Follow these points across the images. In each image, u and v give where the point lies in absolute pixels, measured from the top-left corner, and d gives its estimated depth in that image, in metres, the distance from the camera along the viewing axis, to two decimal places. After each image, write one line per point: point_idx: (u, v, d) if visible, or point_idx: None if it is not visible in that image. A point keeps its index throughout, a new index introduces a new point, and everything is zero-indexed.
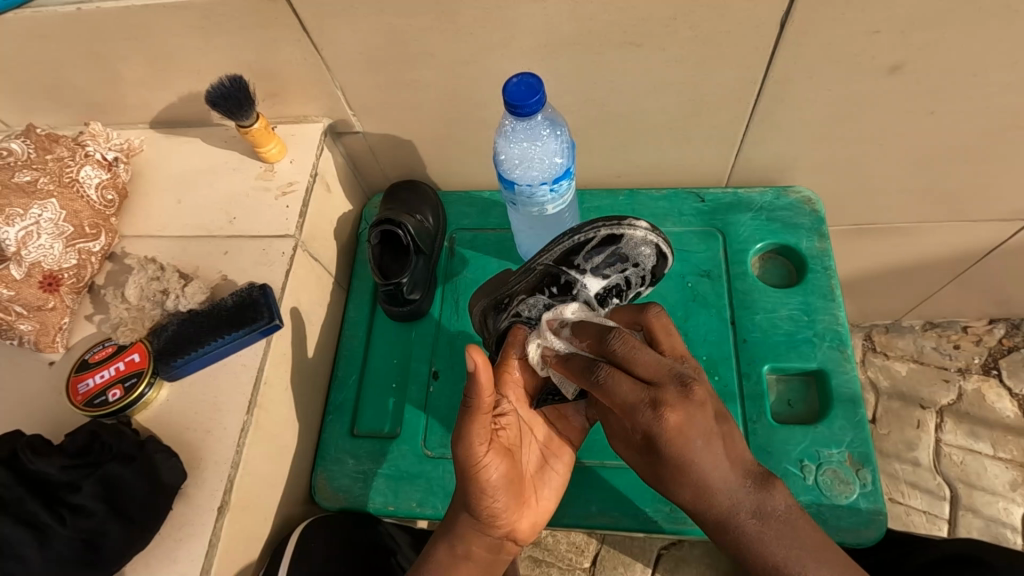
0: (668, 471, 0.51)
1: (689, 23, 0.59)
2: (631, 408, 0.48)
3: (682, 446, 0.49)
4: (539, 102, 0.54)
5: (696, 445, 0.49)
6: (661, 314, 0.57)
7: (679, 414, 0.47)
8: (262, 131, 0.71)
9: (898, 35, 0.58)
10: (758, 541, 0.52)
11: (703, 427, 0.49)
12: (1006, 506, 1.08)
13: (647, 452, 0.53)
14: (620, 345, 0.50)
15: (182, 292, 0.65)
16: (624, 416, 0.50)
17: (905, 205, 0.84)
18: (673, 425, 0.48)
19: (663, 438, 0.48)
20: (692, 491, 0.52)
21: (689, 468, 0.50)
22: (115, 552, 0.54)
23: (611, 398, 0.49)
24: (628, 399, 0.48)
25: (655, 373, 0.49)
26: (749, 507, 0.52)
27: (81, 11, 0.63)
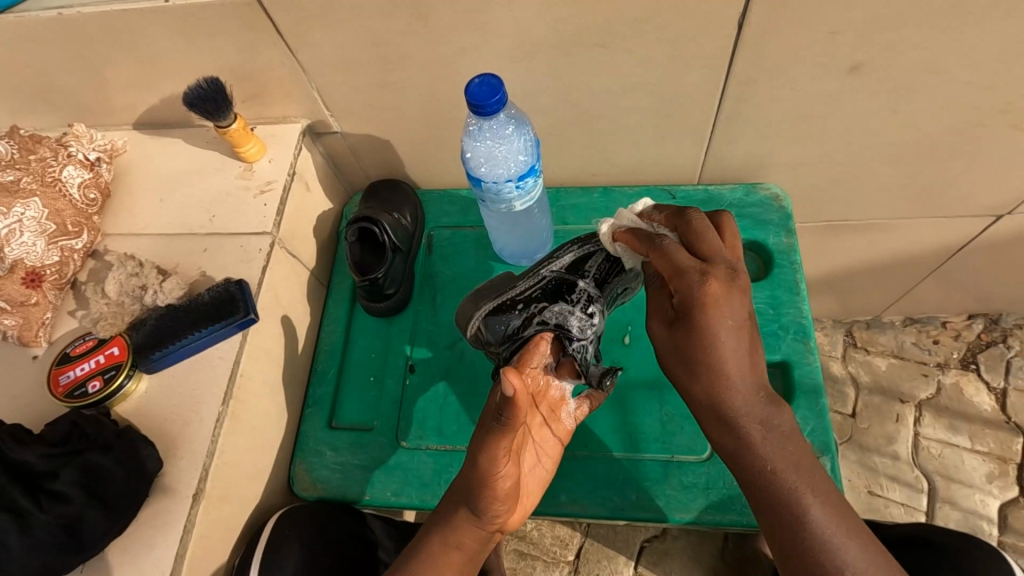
0: (698, 351, 0.52)
1: (651, 25, 0.61)
2: (678, 273, 0.53)
3: (712, 317, 0.51)
4: (500, 102, 0.56)
5: (722, 327, 0.51)
6: (732, 217, 0.59)
7: (721, 286, 0.51)
8: (240, 132, 0.73)
9: (852, 35, 0.59)
10: (762, 447, 0.52)
11: (739, 313, 0.51)
12: (983, 498, 1.09)
13: (677, 324, 0.54)
14: (696, 220, 0.56)
15: (161, 287, 0.67)
16: (671, 279, 0.54)
17: (875, 202, 0.86)
18: (713, 295, 0.51)
19: (698, 304, 0.51)
20: (704, 386, 0.53)
21: (710, 345, 0.52)
22: (96, 537, 0.56)
23: (665, 259, 0.54)
24: (687, 270, 0.52)
25: (710, 253, 0.54)
26: (758, 414, 0.52)
27: (63, 16, 0.65)
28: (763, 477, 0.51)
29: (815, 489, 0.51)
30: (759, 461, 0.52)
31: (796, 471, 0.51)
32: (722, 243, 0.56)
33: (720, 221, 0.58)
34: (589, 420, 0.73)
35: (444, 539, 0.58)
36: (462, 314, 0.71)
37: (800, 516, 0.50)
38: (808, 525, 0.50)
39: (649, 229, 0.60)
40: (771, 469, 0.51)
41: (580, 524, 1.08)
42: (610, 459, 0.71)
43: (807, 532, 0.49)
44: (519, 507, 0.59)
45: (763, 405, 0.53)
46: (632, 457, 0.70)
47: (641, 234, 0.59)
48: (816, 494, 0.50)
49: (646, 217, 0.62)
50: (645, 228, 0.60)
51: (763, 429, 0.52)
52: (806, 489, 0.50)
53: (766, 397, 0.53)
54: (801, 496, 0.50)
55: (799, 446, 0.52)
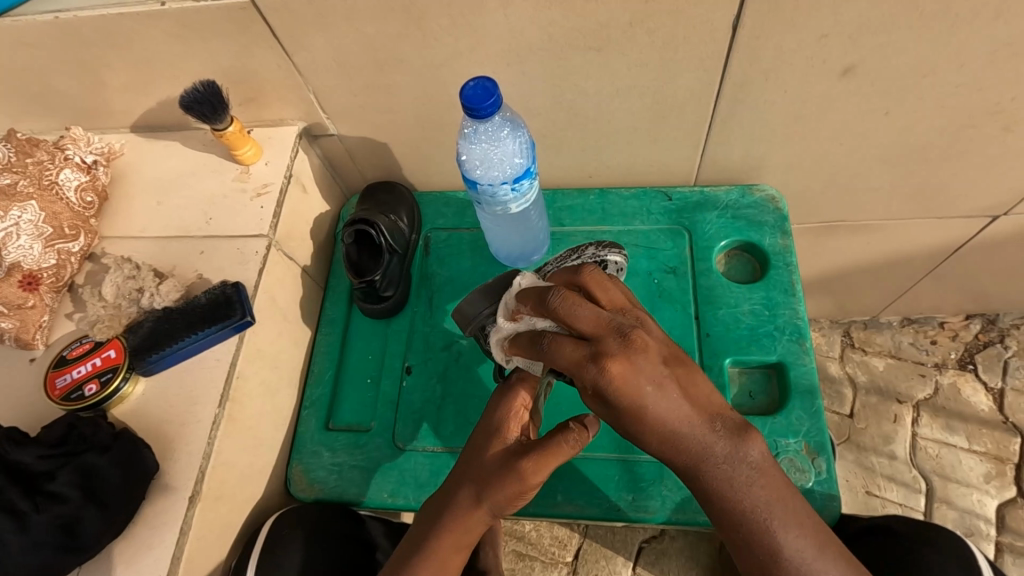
0: (631, 426, 0.50)
1: (644, 28, 0.61)
2: (577, 367, 0.49)
3: (629, 394, 0.48)
4: (495, 105, 0.56)
5: (647, 392, 0.48)
6: (595, 270, 0.55)
7: (621, 362, 0.48)
8: (237, 134, 0.73)
9: (846, 38, 0.60)
10: (731, 488, 0.50)
11: (652, 372, 0.48)
12: (980, 498, 1.10)
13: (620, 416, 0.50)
14: (560, 303, 0.51)
15: (158, 290, 0.67)
16: (575, 376, 0.50)
17: (870, 203, 0.86)
18: (618, 375, 0.47)
19: (608, 390, 0.48)
20: (656, 442, 0.50)
21: (643, 415, 0.48)
22: (92, 537, 0.56)
23: (555, 361, 0.51)
24: (584, 375, 0.49)
25: (594, 331, 0.49)
26: (721, 453, 0.50)
27: (59, 20, 0.65)
28: (734, 516, 0.51)
29: (787, 524, 0.51)
30: (727, 500, 0.51)
31: (768, 506, 0.51)
32: (592, 310, 0.50)
33: (583, 276, 0.54)
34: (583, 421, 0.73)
35: (456, 541, 0.56)
36: (463, 311, 0.67)
37: (773, 547, 0.50)
38: (783, 560, 0.50)
39: (527, 324, 0.56)
40: (742, 506, 0.50)
41: (578, 525, 1.08)
42: (605, 460, 0.71)
43: (780, 565, 0.50)
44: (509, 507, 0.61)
45: (723, 444, 0.50)
46: (628, 458, 0.71)
47: (524, 338, 0.55)
48: (788, 530, 0.50)
49: (517, 315, 0.58)
50: (523, 329, 0.57)
51: (730, 466, 0.50)
52: (781, 527, 0.50)
53: (726, 432, 0.50)
54: (774, 528, 0.50)
55: (768, 473, 0.51)
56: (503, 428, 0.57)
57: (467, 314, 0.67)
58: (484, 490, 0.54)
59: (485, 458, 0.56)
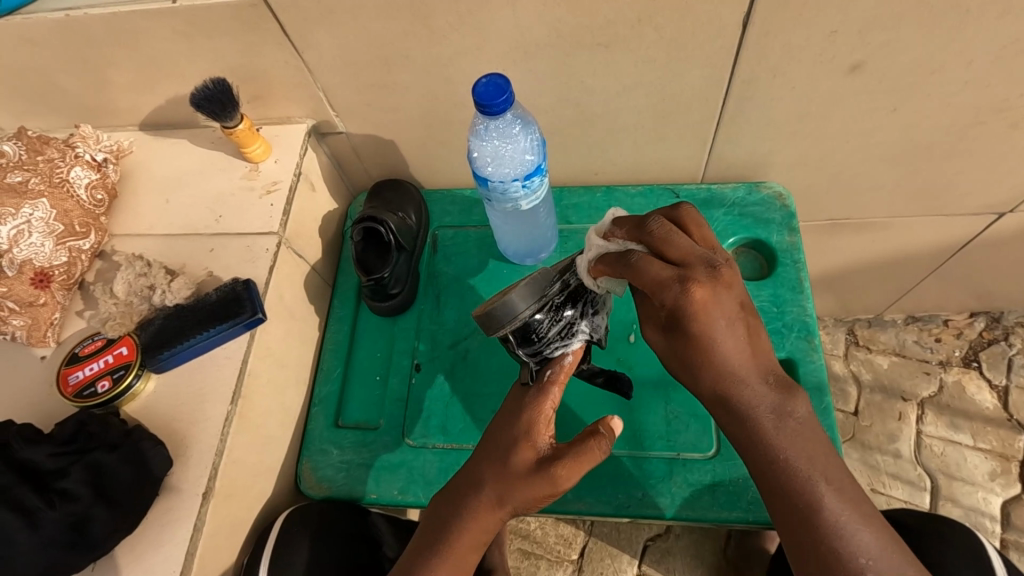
0: (694, 355, 0.52)
1: (655, 26, 0.61)
2: (657, 286, 0.51)
3: (705, 323, 0.50)
4: (507, 102, 0.56)
5: (718, 325, 0.51)
6: (692, 208, 0.57)
7: (707, 289, 0.50)
8: (247, 132, 0.74)
9: (855, 35, 0.60)
10: (777, 437, 0.51)
11: (730, 307, 0.51)
12: (985, 496, 1.10)
13: (670, 330, 0.53)
14: (659, 228, 0.54)
15: (169, 287, 0.67)
16: (654, 293, 0.52)
17: (876, 201, 0.86)
18: (700, 300, 0.50)
19: (687, 313, 0.50)
20: (711, 376, 0.52)
21: (712, 348, 0.51)
22: (103, 535, 0.56)
23: (641, 277, 0.52)
24: (664, 291, 0.51)
25: (688, 257, 0.52)
26: (768, 405, 0.52)
27: (70, 18, 0.65)
28: (774, 465, 0.51)
29: (828, 475, 0.50)
30: (771, 449, 0.51)
31: (809, 467, 0.50)
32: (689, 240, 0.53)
33: (680, 212, 0.56)
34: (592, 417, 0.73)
35: (473, 540, 0.56)
36: (492, 313, 0.60)
37: (812, 500, 0.49)
38: (824, 510, 0.49)
39: (617, 247, 0.57)
40: (779, 455, 0.51)
41: (584, 523, 1.08)
42: (614, 457, 0.71)
43: (821, 519, 0.49)
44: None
45: (773, 395, 0.52)
46: (637, 455, 0.71)
47: (611, 257, 0.56)
48: (829, 480, 0.50)
49: (608, 237, 0.58)
50: (614, 249, 0.57)
51: (777, 420, 0.51)
52: (821, 480, 0.50)
53: (776, 385, 0.52)
54: (815, 481, 0.50)
55: (810, 436, 0.51)
56: (533, 433, 0.57)
57: (496, 317, 0.60)
58: (510, 491, 0.55)
59: (512, 458, 0.56)
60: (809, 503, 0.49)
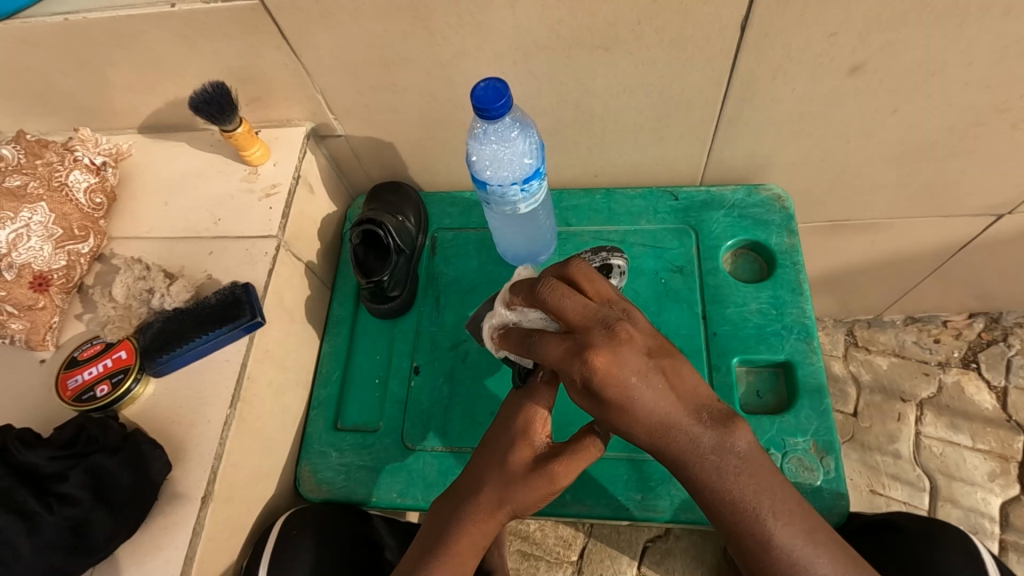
0: (613, 415, 0.50)
1: (654, 27, 0.61)
2: (562, 363, 0.50)
3: (618, 387, 0.49)
4: (505, 105, 0.56)
5: (633, 384, 0.49)
6: (583, 265, 0.55)
7: (605, 353, 0.49)
8: (246, 135, 0.74)
9: (855, 37, 0.60)
10: (720, 477, 0.50)
11: (637, 363, 0.49)
12: (984, 496, 1.10)
13: (596, 401, 0.51)
14: (549, 295, 0.52)
15: (168, 290, 0.67)
16: (561, 371, 0.51)
17: (875, 202, 0.86)
18: (603, 368, 0.48)
19: (597, 382, 0.49)
20: (644, 433, 0.50)
21: (631, 406, 0.49)
22: (103, 538, 0.56)
23: (541, 356, 0.53)
24: (564, 369, 0.50)
25: (581, 321, 0.51)
26: (709, 444, 0.50)
27: (69, 21, 0.65)
28: (722, 505, 0.50)
29: (776, 510, 0.49)
30: (718, 490, 0.50)
31: (755, 496, 0.49)
32: (580, 299, 0.52)
33: (569, 269, 0.55)
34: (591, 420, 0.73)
35: (472, 539, 0.56)
36: (487, 312, 0.62)
37: (762, 538, 0.49)
38: (773, 545, 0.49)
39: (519, 315, 0.60)
40: (730, 496, 0.49)
41: (584, 525, 1.08)
42: (614, 460, 0.71)
43: (772, 555, 0.49)
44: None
45: (711, 435, 0.50)
46: (636, 457, 0.71)
47: (514, 333, 0.57)
48: (775, 515, 0.49)
49: (511, 306, 0.61)
50: (516, 319, 0.61)
51: (718, 458, 0.50)
52: (769, 514, 0.49)
53: (712, 423, 0.50)
54: (762, 518, 0.49)
55: (757, 466, 0.50)
56: (530, 432, 0.57)
57: (493, 316, 0.62)
58: (509, 492, 0.55)
59: (509, 460, 0.56)
60: (759, 542, 0.49)
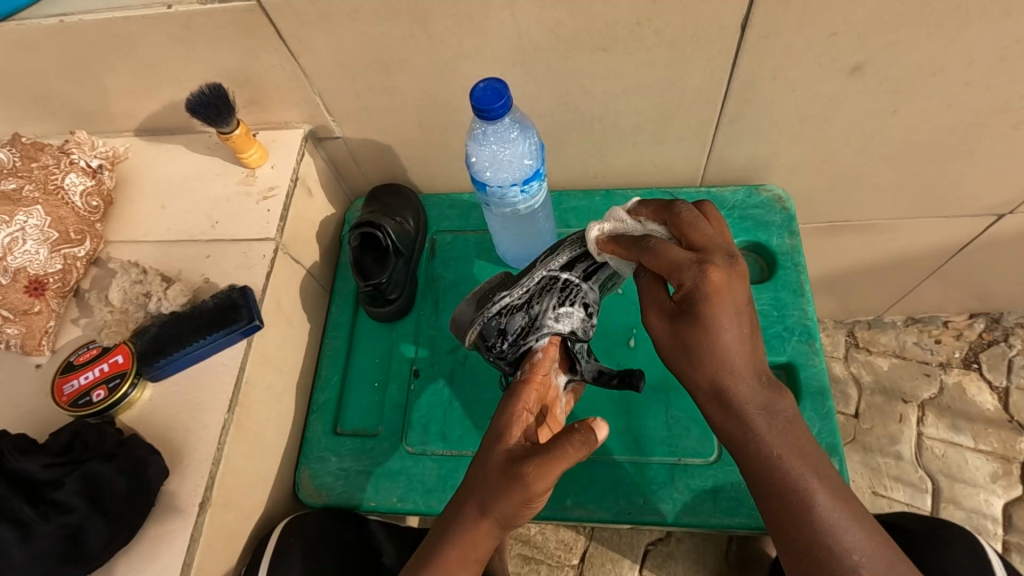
0: (699, 343, 0.51)
1: (654, 28, 0.61)
2: (677, 267, 0.52)
3: (718, 310, 0.50)
4: (505, 106, 0.56)
5: (727, 317, 0.51)
6: (714, 210, 0.58)
7: (723, 271, 0.51)
8: (243, 138, 0.73)
9: (855, 37, 0.60)
10: (768, 433, 0.51)
11: (744, 299, 0.51)
12: (987, 498, 1.09)
13: (682, 328, 0.53)
14: (685, 214, 0.55)
15: (165, 294, 0.67)
16: (670, 275, 0.52)
17: (876, 202, 0.86)
18: (717, 283, 0.50)
19: (703, 295, 0.50)
20: (706, 381, 0.52)
21: (716, 332, 0.51)
22: (99, 546, 0.55)
23: (659, 256, 0.53)
24: (680, 259, 0.52)
25: (705, 243, 0.53)
26: (758, 403, 0.52)
27: (64, 23, 0.65)
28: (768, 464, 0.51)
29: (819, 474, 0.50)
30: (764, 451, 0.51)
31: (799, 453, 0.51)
32: (713, 228, 0.55)
33: (702, 209, 0.58)
34: None
35: (466, 548, 0.52)
36: (457, 323, 0.69)
37: (805, 497, 0.50)
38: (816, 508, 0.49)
39: (638, 224, 0.59)
40: (776, 457, 0.51)
41: (584, 528, 1.07)
42: (615, 462, 0.71)
43: (814, 515, 0.49)
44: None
45: (765, 395, 0.52)
46: (638, 461, 0.70)
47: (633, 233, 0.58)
48: (823, 478, 0.50)
49: (630, 215, 0.61)
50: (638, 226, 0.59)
51: (767, 416, 0.51)
52: (813, 477, 0.50)
53: (767, 384, 0.52)
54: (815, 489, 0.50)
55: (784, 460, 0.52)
56: (506, 434, 0.53)
57: (460, 325, 0.68)
58: (493, 502, 0.51)
59: (488, 467, 0.52)
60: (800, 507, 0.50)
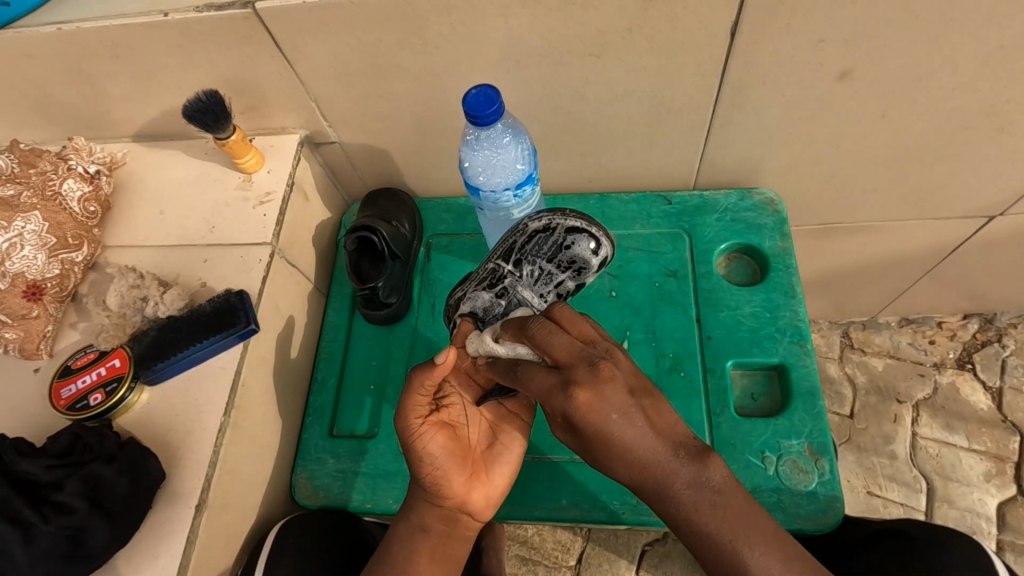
0: (599, 452, 0.50)
1: (645, 34, 0.61)
2: (545, 396, 0.50)
3: (597, 420, 0.48)
4: (496, 112, 0.57)
5: (613, 420, 0.49)
6: (566, 307, 0.53)
7: (589, 391, 0.48)
8: (239, 143, 0.73)
9: (844, 43, 0.61)
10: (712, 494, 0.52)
11: (619, 402, 0.49)
12: (981, 497, 1.10)
13: (578, 438, 0.51)
14: (537, 331, 0.52)
15: (162, 299, 0.67)
16: (544, 405, 0.51)
17: (867, 205, 0.87)
18: (585, 403, 0.48)
19: (576, 416, 0.49)
20: (624, 471, 0.50)
21: (610, 440, 0.49)
22: (102, 546, 0.56)
23: (528, 387, 0.52)
24: (541, 391, 0.51)
25: (568, 359, 0.50)
26: (685, 480, 0.49)
27: (62, 31, 0.65)
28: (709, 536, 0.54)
29: None
30: None
31: None
32: (569, 337, 0.51)
33: (552, 311, 0.54)
34: None
35: (409, 527, 0.61)
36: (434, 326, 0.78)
37: None
38: None
39: (506, 350, 0.55)
40: None
41: (581, 529, 1.07)
42: None
43: None
44: (474, 482, 0.61)
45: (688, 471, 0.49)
46: None
47: (502, 364, 0.55)
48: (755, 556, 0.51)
49: (496, 340, 0.57)
50: (502, 353, 0.55)
51: (695, 493, 0.49)
52: None
53: None
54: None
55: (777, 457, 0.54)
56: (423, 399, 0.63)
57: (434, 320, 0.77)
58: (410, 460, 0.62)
59: None
60: None
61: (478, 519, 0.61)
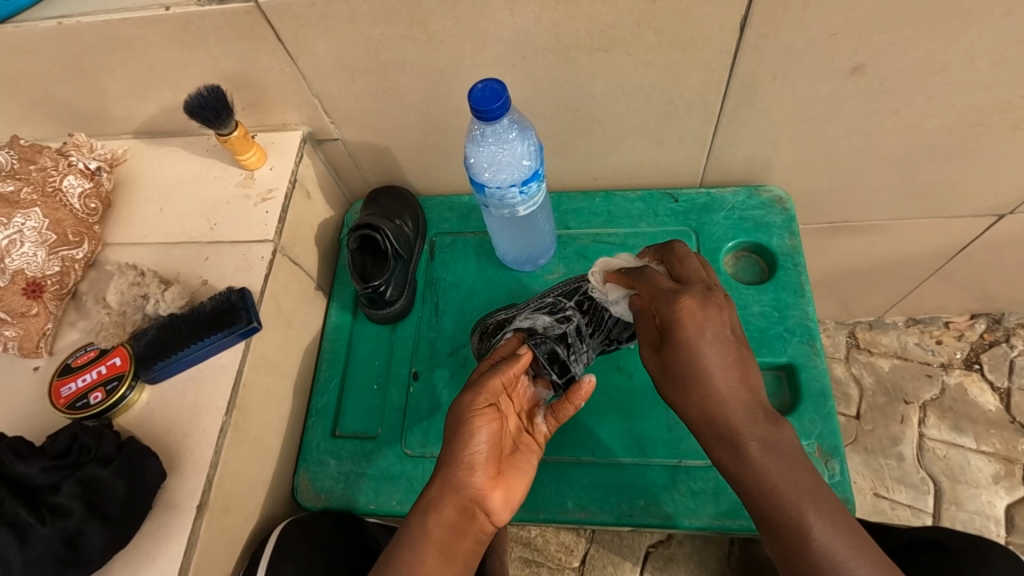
0: (679, 364, 0.55)
1: (654, 28, 0.60)
2: (658, 292, 0.58)
3: (694, 333, 0.55)
4: (503, 107, 0.56)
5: (708, 338, 0.55)
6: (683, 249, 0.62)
7: (695, 300, 0.56)
8: (241, 139, 0.73)
9: (856, 37, 0.60)
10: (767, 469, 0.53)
11: (718, 328, 0.55)
12: (989, 499, 1.09)
13: (662, 348, 0.57)
14: (682, 250, 0.62)
15: (163, 296, 0.66)
16: (654, 300, 0.58)
17: (876, 203, 0.86)
18: (688, 308, 0.55)
19: (678, 317, 0.55)
20: (700, 406, 0.55)
21: (695, 351, 0.55)
22: (98, 550, 0.55)
23: (647, 281, 0.60)
24: (664, 288, 0.57)
25: (689, 275, 0.59)
26: (757, 439, 0.54)
27: (62, 26, 0.64)
28: None
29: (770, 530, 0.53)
30: None
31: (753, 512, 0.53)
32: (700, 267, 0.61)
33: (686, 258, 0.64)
34: (592, 427, 0.72)
35: (420, 526, 0.57)
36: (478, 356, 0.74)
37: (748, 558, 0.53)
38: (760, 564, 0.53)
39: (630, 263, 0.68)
40: None
41: (585, 531, 1.06)
42: (615, 464, 0.70)
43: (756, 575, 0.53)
44: (498, 481, 0.59)
45: (764, 425, 0.54)
46: (638, 463, 0.70)
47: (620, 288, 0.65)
48: (820, 513, 0.51)
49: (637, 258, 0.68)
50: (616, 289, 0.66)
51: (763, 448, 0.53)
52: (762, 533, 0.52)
53: (764, 419, 0.55)
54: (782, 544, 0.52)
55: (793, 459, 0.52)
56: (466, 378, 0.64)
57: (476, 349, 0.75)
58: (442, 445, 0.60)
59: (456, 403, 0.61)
60: None
61: (492, 523, 0.59)
